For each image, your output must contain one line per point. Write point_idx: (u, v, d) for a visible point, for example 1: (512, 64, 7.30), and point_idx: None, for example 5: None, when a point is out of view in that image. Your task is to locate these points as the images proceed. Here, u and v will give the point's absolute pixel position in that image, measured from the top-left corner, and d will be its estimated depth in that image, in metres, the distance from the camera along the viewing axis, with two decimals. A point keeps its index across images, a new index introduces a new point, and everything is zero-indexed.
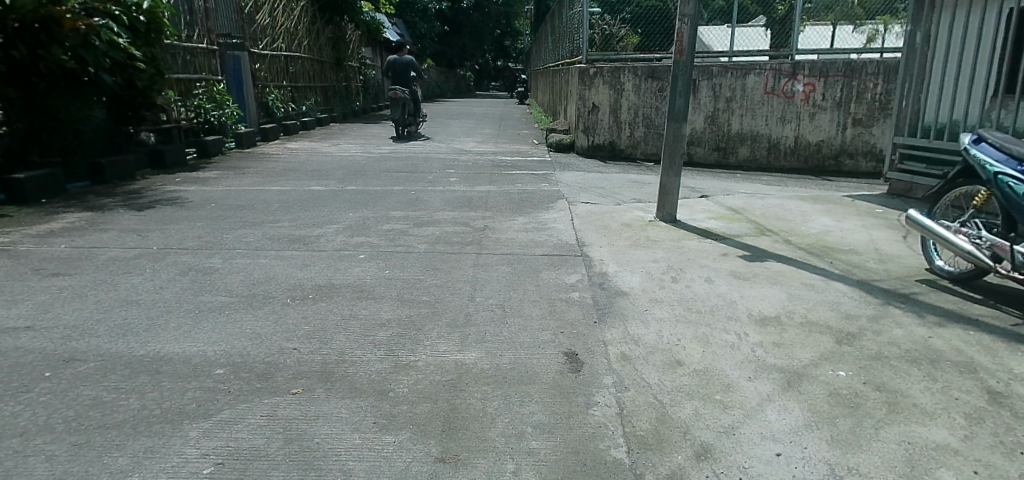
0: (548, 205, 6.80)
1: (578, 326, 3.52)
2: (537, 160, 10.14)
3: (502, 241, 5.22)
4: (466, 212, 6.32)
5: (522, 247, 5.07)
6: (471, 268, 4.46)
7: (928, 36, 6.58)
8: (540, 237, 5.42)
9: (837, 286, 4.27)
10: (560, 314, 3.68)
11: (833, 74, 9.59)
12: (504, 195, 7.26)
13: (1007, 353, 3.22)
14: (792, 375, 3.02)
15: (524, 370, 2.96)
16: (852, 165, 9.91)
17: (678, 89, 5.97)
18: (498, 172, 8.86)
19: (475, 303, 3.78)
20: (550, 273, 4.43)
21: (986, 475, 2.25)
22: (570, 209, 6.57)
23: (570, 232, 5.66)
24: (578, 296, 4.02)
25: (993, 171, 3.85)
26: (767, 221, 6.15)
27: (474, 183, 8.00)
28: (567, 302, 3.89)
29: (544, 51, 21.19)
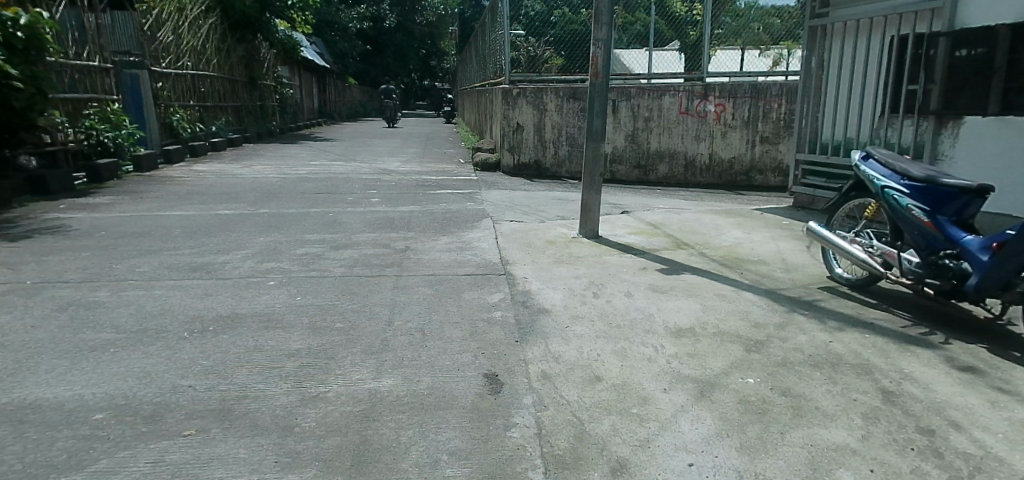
0: (472, 224, 6.77)
1: (499, 346, 3.49)
2: (461, 179, 10.12)
3: (423, 263, 5.14)
4: (386, 233, 6.19)
5: (443, 268, 5.00)
6: (390, 291, 4.35)
7: (824, 60, 7.10)
8: (462, 257, 5.37)
9: (746, 295, 4.46)
10: (480, 335, 3.64)
11: (742, 96, 10.15)
12: (427, 215, 7.18)
13: (898, 354, 3.44)
14: (704, 384, 3.11)
15: (442, 394, 2.89)
16: (761, 180, 10.48)
17: (595, 110, 6.11)
18: (421, 192, 8.77)
19: (393, 327, 3.68)
20: (472, 293, 4.40)
21: (880, 474, 2.37)
22: (493, 228, 6.57)
23: (494, 250, 5.64)
24: (500, 315, 3.99)
25: (880, 185, 4.06)
26: (683, 235, 6.38)
27: (396, 203, 7.87)
28: (489, 322, 3.86)
29: (470, 72, 21.37)
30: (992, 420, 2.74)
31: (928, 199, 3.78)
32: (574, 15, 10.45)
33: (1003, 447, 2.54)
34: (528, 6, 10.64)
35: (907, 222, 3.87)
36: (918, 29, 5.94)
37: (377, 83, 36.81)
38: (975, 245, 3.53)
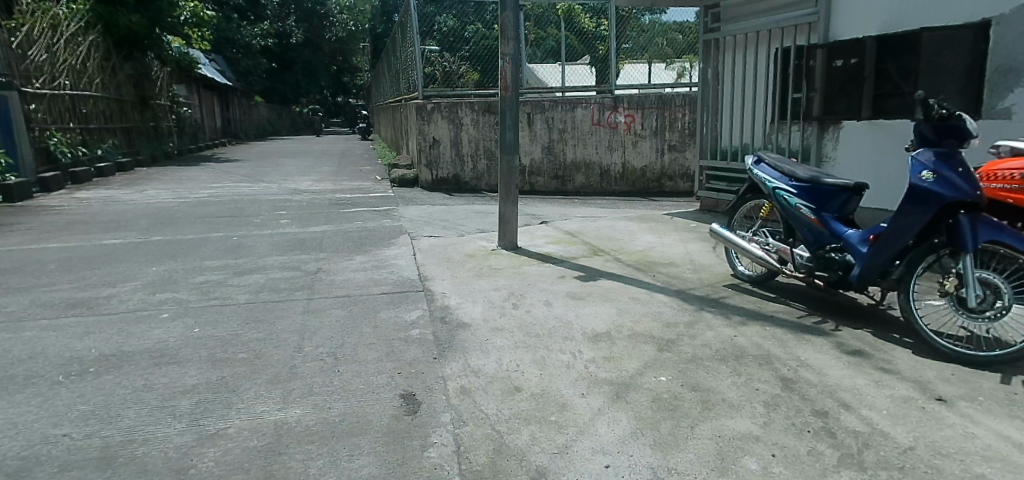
0: (388, 241, 6.64)
1: (416, 365, 3.41)
2: (376, 196, 9.93)
3: (335, 284, 4.98)
4: (295, 255, 5.96)
5: (357, 288, 4.86)
6: (299, 315, 4.18)
7: (718, 72, 7.49)
8: (378, 275, 5.24)
9: (658, 297, 4.60)
10: (396, 355, 3.54)
11: (648, 107, 10.65)
12: (340, 234, 6.99)
13: (796, 343, 3.65)
14: (620, 386, 3.17)
15: (355, 420, 2.79)
16: (671, 186, 10.99)
17: (507, 123, 6.14)
18: (335, 211, 8.54)
19: (302, 353, 3.53)
20: (389, 312, 4.30)
21: (781, 457, 2.49)
22: (411, 244, 6.47)
23: (411, 267, 5.55)
24: (418, 333, 3.91)
25: (771, 187, 4.29)
26: (600, 242, 6.52)
27: (307, 223, 7.60)
28: (405, 341, 3.77)
29: (383, 88, 21.07)
30: (877, 398, 2.95)
31: (813, 198, 4.04)
32: (487, 31, 10.57)
33: (888, 422, 2.73)
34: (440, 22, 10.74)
35: (796, 219, 4.11)
36: (798, 41, 6.38)
37: (286, 101, 35.63)
38: (855, 238, 3.80)
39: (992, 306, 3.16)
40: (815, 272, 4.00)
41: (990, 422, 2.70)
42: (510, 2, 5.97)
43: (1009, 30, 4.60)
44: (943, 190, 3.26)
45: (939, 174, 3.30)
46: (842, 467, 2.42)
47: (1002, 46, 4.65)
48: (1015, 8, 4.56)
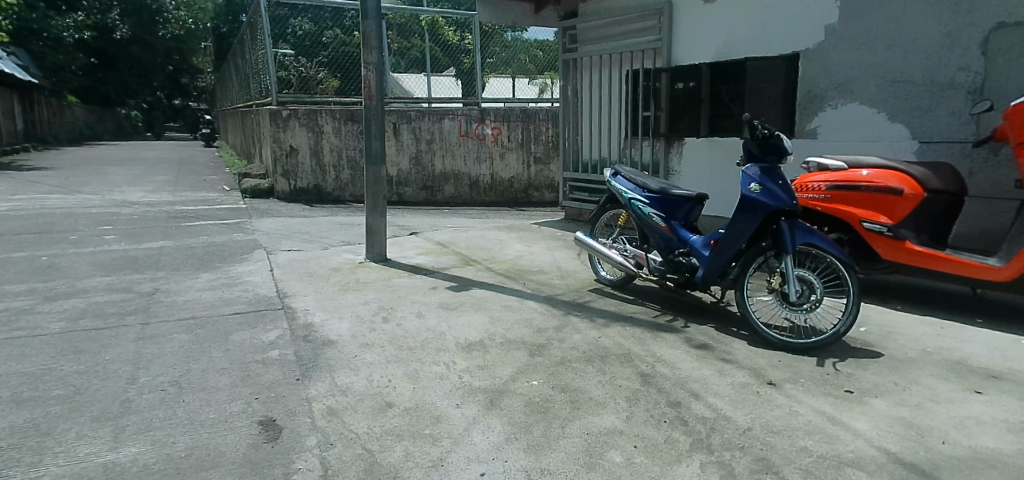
0: (241, 256, 6.29)
1: (277, 388, 3.28)
2: (224, 207, 9.32)
3: (176, 305, 4.62)
4: (125, 275, 5.47)
5: (204, 309, 4.56)
6: (132, 343, 3.85)
7: (576, 90, 7.91)
8: (229, 294, 4.96)
9: (529, 304, 4.78)
10: (253, 379, 3.38)
11: (514, 121, 11.10)
12: (182, 250, 6.49)
13: (653, 341, 3.97)
14: (494, 393, 3.27)
15: (204, 453, 2.63)
16: (538, 196, 11.51)
17: (372, 132, 6.06)
18: (174, 225, 7.91)
19: (138, 385, 3.26)
20: (243, 334, 4.07)
21: (642, 448, 2.71)
22: (267, 259, 6.16)
23: (267, 283, 5.31)
24: (277, 354, 3.75)
25: (627, 197, 4.63)
26: (470, 252, 6.63)
27: (139, 239, 6.98)
28: (263, 363, 3.60)
29: (228, 91, 19.82)
30: (721, 386, 3.30)
31: (663, 207, 4.41)
32: (346, 37, 10.73)
33: (730, 408, 3.06)
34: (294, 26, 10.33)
35: (649, 226, 4.46)
36: (645, 64, 6.93)
37: (110, 101, 32.04)
38: (698, 243, 4.21)
39: (809, 299, 3.64)
40: (667, 275, 4.36)
41: (811, 401, 3.11)
42: (371, 11, 5.93)
43: (814, 63, 5.36)
44: (768, 199, 3.72)
45: (764, 186, 3.76)
46: (693, 452, 2.68)
47: (808, 76, 5.41)
48: (817, 42, 5.32)
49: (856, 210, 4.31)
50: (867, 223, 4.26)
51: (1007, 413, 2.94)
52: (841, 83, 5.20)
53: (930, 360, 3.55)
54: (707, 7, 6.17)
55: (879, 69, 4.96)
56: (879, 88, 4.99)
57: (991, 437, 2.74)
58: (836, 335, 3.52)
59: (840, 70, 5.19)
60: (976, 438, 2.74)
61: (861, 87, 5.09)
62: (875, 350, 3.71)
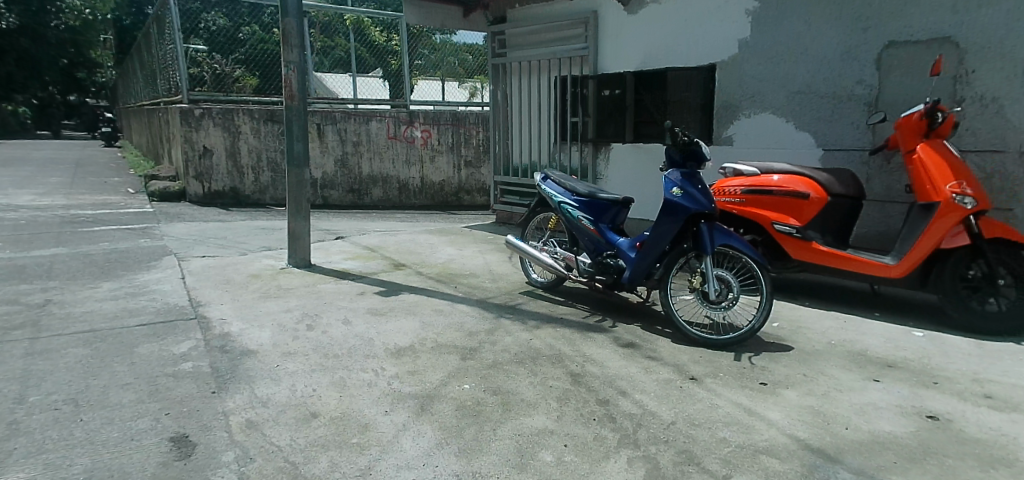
0: (149, 264, 5.97)
1: (189, 402, 3.15)
2: (130, 211, 8.80)
3: (73, 318, 4.34)
4: (13, 285, 5.08)
5: (106, 321, 4.31)
6: (21, 360, 3.60)
7: (506, 94, 7.98)
8: (135, 304, 4.70)
9: (459, 308, 4.79)
10: (161, 394, 3.24)
11: (444, 124, 11.10)
12: (80, 258, 6.08)
13: (582, 341, 4.07)
14: (425, 398, 3.27)
15: (107, 474, 2.50)
16: (469, 199, 11.59)
17: (294, 133, 5.90)
18: (70, 231, 7.40)
19: (28, 406, 3.06)
20: (151, 346, 3.88)
21: (572, 446, 2.79)
22: (178, 266, 5.88)
23: (178, 292, 5.08)
24: (191, 367, 3.60)
25: (557, 201, 4.73)
26: (399, 256, 6.58)
27: (29, 247, 6.50)
28: (174, 377, 3.45)
29: (133, 87, 18.68)
30: (646, 383, 3.43)
31: (592, 211, 4.53)
32: (265, 34, 10.76)
33: (655, 403, 3.19)
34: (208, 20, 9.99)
35: (579, 229, 4.58)
36: (573, 71, 7.09)
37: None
38: (625, 245, 4.35)
39: (727, 297, 3.84)
40: (596, 277, 4.49)
41: (729, 394, 3.29)
42: (292, 9, 5.77)
43: (729, 75, 5.66)
44: (688, 203, 3.90)
45: (685, 190, 3.94)
46: (621, 447, 2.78)
47: (724, 87, 5.71)
48: (730, 54, 5.63)
49: (768, 213, 4.58)
50: (777, 225, 4.54)
51: (901, 398, 3.21)
52: (753, 93, 5.51)
53: (835, 352, 3.82)
54: (629, 17, 6.40)
55: (787, 82, 5.30)
56: (787, 99, 5.32)
57: (887, 421, 2.99)
58: (751, 330, 3.74)
59: (753, 82, 5.51)
60: (874, 422, 2.98)
61: (771, 98, 5.41)
62: (786, 343, 3.96)
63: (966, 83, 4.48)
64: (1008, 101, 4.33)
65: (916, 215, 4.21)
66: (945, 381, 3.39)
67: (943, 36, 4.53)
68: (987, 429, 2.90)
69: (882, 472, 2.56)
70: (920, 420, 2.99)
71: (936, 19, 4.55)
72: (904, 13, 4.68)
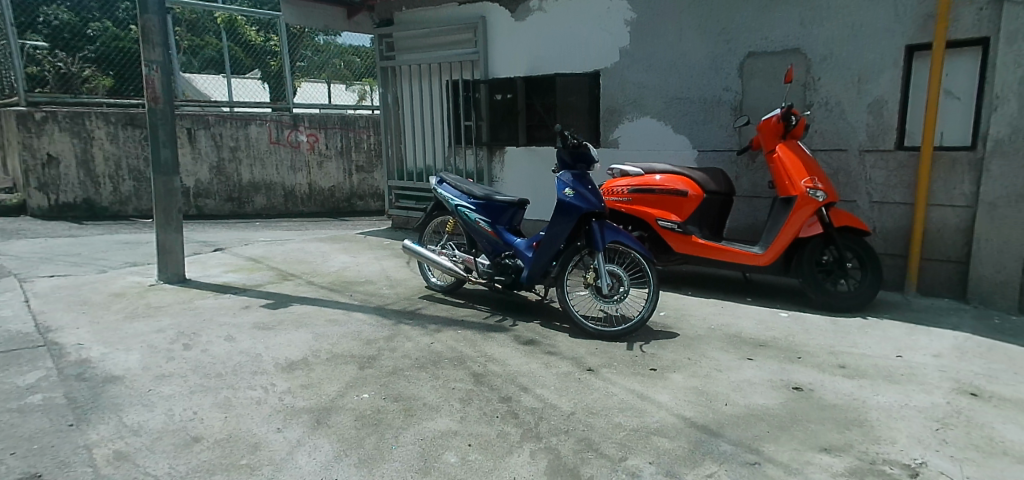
0: None
1: (41, 439, 2.87)
2: None
3: None
4: None
5: None
6: None
7: (397, 98, 7.89)
8: None
9: (355, 316, 4.70)
10: (5, 432, 2.92)
11: (331, 127, 10.89)
12: None
13: (482, 342, 4.15)
14: (321, 411, 3.19)
15: None
16: (362, 205, 11.45)
17: (161, 138, 5.50)
18: None
19: None
20: None
21: (474, 446, 2.84)
22: (19, 288, 5.29)
23: (22, 317, 4.58)
24: (41, 399, 3.27)
25: (454, 204, 4.77)
26: (287, 266, 6.32)
27: None
28: (20, 412, 3.13)
29: None
30: (546, 377, 3.56)
31: (488, 213, 4.61)
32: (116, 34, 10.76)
33: (555, 396, 3.33)
34: (48, 14, 9.72)
35: (476, 231, 4.65)
36: (464, 75, 7.15)
37: None
38: (522, 245, 4.47)
39: (618, 291, 4.06)
40: (495, 277, 4.57)
41: (622, 381, 3.49)
42: (152, 5, 5.35)
43: (613, 81, 5.98)
44: (580, 203, 4.09)
45: (576, 191, 4.12)
46: (523, 441, 2.88)
47: (609, 93, 6.03)
48: (613, 62, 5.96)
49: (652, 210, 4.89)
50: (661, 222, 4.85)
51: (772, 374, 3.56)
52: (635, 98, 5.86)
53: (715, 335, 4.16)
54: (517, 24, 6.57)
55: (664, 88, 5.68)
56: (664, 104, 5.71)
57: (760, 395, 3.31)
58: (641, 320, 3.98)
59: (634, 88, 5.86)
60: (749, 397, 3.29)
61: (651, 103, 5.78)
62: (673, 330, 4.25)
63: (814, 89, 5.03)
64: (848, 106, 4.91)
65: (778, 208, 4.67)
66: (807, 356, 3.80)
67: (794, 48, 5.06)
68: (842, 395, 3.29)
69: (757, 441, 2.84)
70: (788, 391, 3.34)
71: (788, 33, 5.06)
72: (761, 26, 5.17)
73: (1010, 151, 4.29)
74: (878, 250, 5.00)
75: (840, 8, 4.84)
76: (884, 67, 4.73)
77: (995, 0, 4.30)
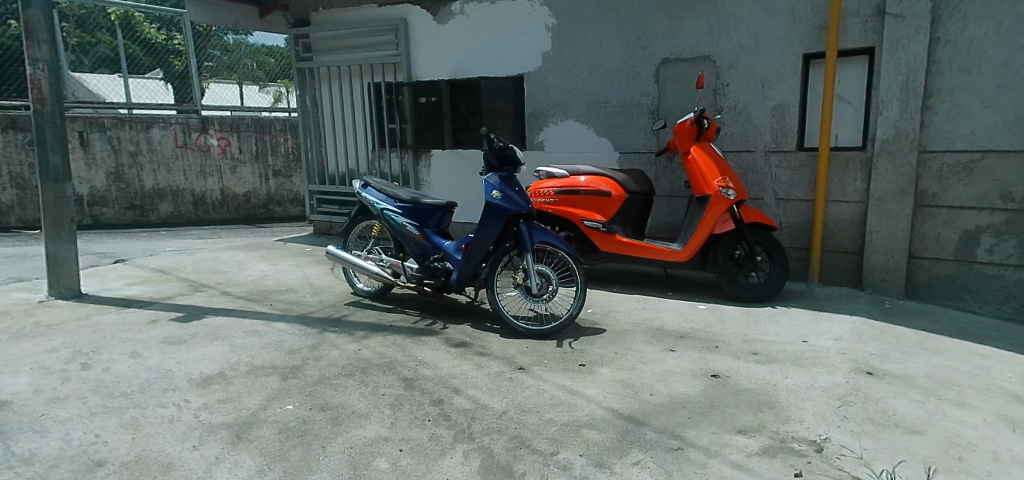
0: None
1: None
2: None
3: None
4: None
5: None
6: None
7: (315, 100, 7.68)
8: None
9: (277, 326, 4.55)
10: None
11: (245, 130, 10.54)
12: None
13: (412, 346, 4.12)
14: (242, 425, 3.08)
15: None
16: (280, 211, 11.13)
17: (49, 143, 5.10)
18: None
19: None
20: None
21: (406, 451, 2.84)
22: None
23: None
24: None
25: (380, 208, 4.72)
26: (199, 276, 6.03)
27: None
28: None
29: None
30: (477, 378, 3.59)
31: (416, 216, 4.59)
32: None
33: (488, 396, 3.37)
34: None
35: (404, 235, 4.61)
36: (386, 78, 7.06)
37: None
38: (451, 248, 4.47)
39: (547, 290, 4.15)
40: (423, 281, 4.55)
41: (553, 378, 3.58)
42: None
43: (536, 85, 6.11)
44: (508, 205, 4.16)
45: (504, 193, 4.19)
46: (456, 443, 2.90)
47: (533, 96, 6.15)
48: (536, 67, 6.08)
49: (577, 211, 5.03)
50: (586, 221, 5.00)
51: (692, 363, 3.76)
52: (558, 102, 6.01)
53: (639, 329, 4.33)
54: (439, 27, 6.57)
55: (585, 92, 5.86)
56: (586, 108, 5.88)
57: (682, 383, 3.49)
58: (570, 318, 4.09)
59: (556, 92, 6.00)
60: (672, 386, 3.47)
61: (573, 106, 5.94)
62: (600, 327, 4.39)
63: (723, 94, 5.33)
64: (754, 110, 5.24)
65: (694, 206, 4.92)
66: (724, 345, 4.04)
67: (705, 55, 5.34)
68: (755, 379, 3.52)
69: (679, 427, 2.99)
70: (707, 379, 3.54)
71: (698, 40, 5.34)
72: (674, 34, 5.42)
73: (895, 150, 4.73)
74: (784, 244, 5.37)
75: (745, 18, 5.16)
76: (785, 74, 5.08)
77: (878, 14, 4.73)
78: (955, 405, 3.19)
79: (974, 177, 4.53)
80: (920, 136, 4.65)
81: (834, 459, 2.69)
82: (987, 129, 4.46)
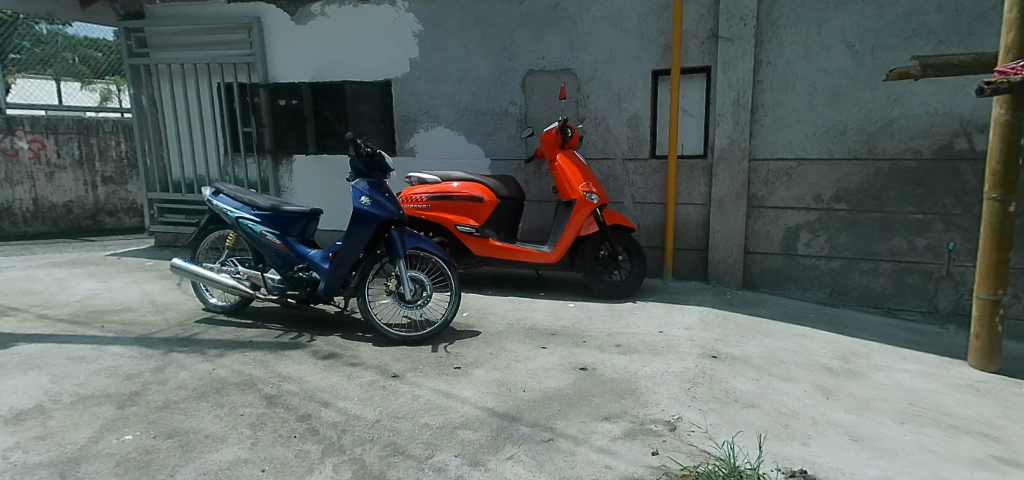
0: None
1: None
2: None
3: None
4: None
5: None
6: None
7: (154, 100, 6.99)
8: None
9: (110, 350, 4.08)
10: None
11: (65, 132, 9.45)
12: None
13: (274, 362, 3.90)
14: (69, 462, 2.73)
15: None
16: (113, 221, 10.08)
17: None
18: None
19: None
20: None
21: (269, 470, 2.69)
22: None
23: None
24: None
25: (235, 216, 4.42)
26: (8, 298, 5.24)
27: None
28: None
29: None
30: (348, 389, 3.49)
31: (277, 224, 4.36)
32: None
33: (360, 406, 3.29)
34: None
35: (264, 244, 4.35)
36: (239, 78, 6.62)
37: None
38: (317, 256, 4.30)
39: (421, 296, 4.13)
40: (287, 292, 4.32)
41: (428, 383, 3.57)
42: None
43: (404, 91, 6.08)
44: (378, 211, 4.10)
45: (373, 199, 4.12)
46: (324, 457, 2.79)
47: (401, 102, 6.10)
48: (404, 72, 6.05)
49: (451, 216, 5.08)
50: (460, 226, 5.06)
51: (562, 358, 3.95)
52: (428, 108, 6.02)
53: (513, 329, 4.46)
54: (299, 28, 6.30)
55: (453, 100, 5.93)
56: (455, 115, 5.96)
57: (553, 378, 3.65)
58: (445, 322, 4.11)
59: (425, 98, 6.02)
60: (544, 381, 3.62)
61: (442, 113, 6.00)
62: (475, 329, 4.45)
63: (584, 105, 5.67)
64: (612, 120, 5.63)
65: (561, 210, 5.18)
66: (589, 339, 4.28)
67: (566, 67, 5.65)
68: (619, 369, 3.78)
69: (550, 420, 3.13)
70: (575, 372, 3.74)
71: (559, 53, 5.64)
72: (536, 46, 5.67)
73: (730, 159, 5.33)
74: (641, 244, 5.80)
75: (599, 35, 5.54)
76: (637, 88, 5.52)
77: (712, 37, 5.31)
78: (783, 379, 3.66)
79: (793, 182, 5.23)
80: (749, 146, 5.28)
81: (685, 436, 2.97)
82: (802, 140, 5.17)
